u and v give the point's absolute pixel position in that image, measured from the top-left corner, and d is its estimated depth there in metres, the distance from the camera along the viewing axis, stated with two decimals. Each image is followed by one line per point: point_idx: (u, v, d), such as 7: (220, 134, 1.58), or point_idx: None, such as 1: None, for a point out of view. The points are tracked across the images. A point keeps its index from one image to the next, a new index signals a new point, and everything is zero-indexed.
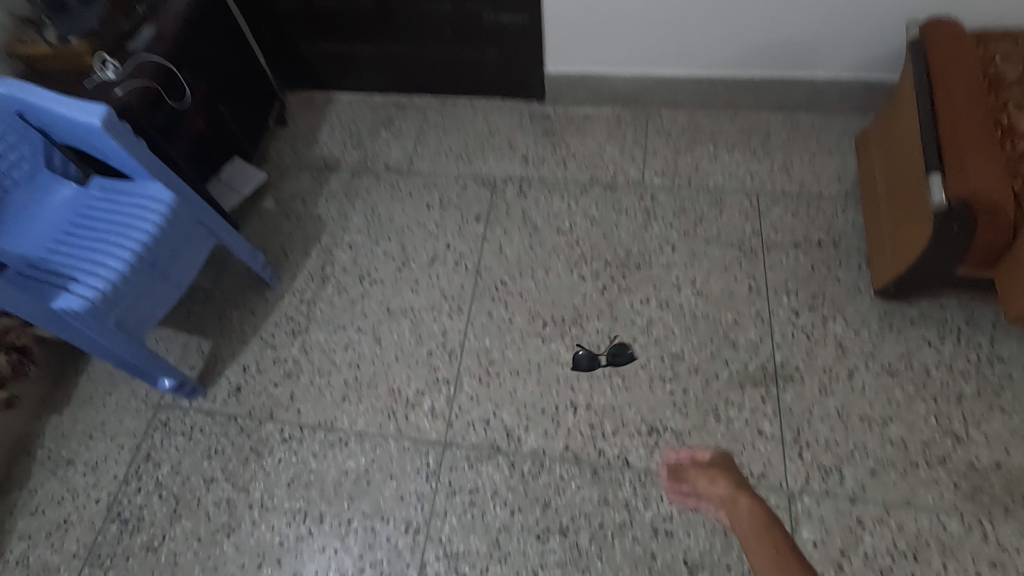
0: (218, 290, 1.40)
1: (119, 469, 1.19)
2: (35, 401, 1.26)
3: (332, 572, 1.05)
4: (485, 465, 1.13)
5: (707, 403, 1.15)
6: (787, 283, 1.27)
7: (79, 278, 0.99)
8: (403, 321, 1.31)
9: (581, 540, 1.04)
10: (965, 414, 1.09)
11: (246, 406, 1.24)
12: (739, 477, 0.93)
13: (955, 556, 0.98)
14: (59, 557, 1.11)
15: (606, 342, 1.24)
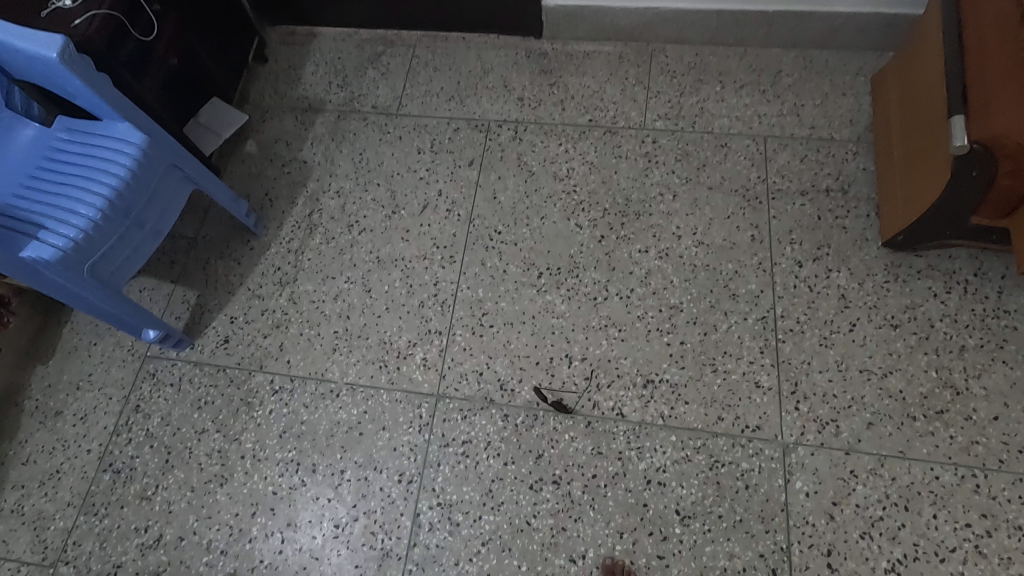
0: (201, 238, 1.34)
1: (109, 420, 1.18)
2: (19, 352, 1.23)
3: (325, 521, 1.06)
4: (478, 417, 1.11)
5: (704, 355, 1.13)
6: (792, 233, 1.22)
7: (48, 226, 0.93)
8: (393, 271, 1.27)
9: (574, 489, 1.04)
10: (966, 366, 1.07)
11: (235, 357, 1.21)
12: None
13: (947, 506, 0.98)
14: (54, 505, 1.11)
15: (603, 293, 1.20)
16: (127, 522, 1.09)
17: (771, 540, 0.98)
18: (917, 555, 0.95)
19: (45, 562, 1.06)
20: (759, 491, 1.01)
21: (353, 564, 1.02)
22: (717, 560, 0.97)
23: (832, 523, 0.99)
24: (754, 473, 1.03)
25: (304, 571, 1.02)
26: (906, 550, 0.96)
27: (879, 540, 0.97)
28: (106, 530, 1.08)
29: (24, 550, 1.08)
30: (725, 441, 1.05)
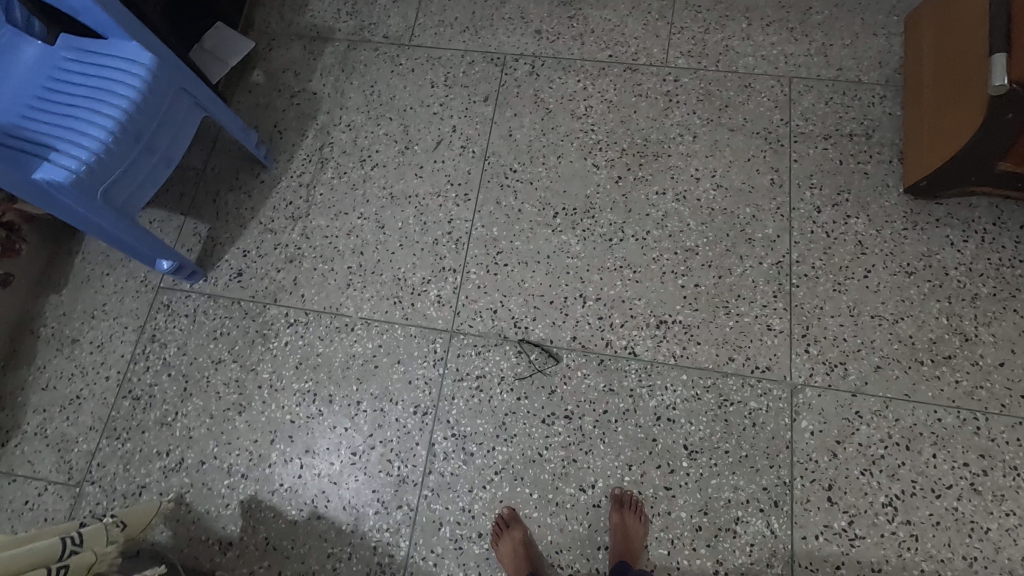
0: (210, 171, 1.32)
1: (126, 349, 1.19)
2: (31, 281, 1.22)
3: (343, 449, 1.09)
4: (493, 353, 1.13)
5: (718, 298, 1.14)
6: (812, 178, 1.20)
7: (59, 147, 0.91)
8: (407, 208, 1.26)
9: (585, 424, 1.07)
10: (977, 314, 1.08)
11: (249, 291, 1.22)
12: None
13: (946, 447, 1.01)
14: (77, 429, 1.13)
15: (619, 235, 1.20)
16: (149, 446, 1.11)
17: (775, 475, 1.02)
18: (914, 491, 0.99)
19: (70, 481, 1.10)
20: (766, 429, 1.04)
21: (370, 488, 1.06)
22: (722, 492, 1.01)
23: (834, 460, 1.02)
24: (761, 412, 1.05)
25: (322, 494, 1.06)
26: (904, 486, 1.00)
27: (879, 477, 1.00)
28: (129, 453, 1.11)
29: (50, 471, 1.11)
30: (735, 381, 1.08)
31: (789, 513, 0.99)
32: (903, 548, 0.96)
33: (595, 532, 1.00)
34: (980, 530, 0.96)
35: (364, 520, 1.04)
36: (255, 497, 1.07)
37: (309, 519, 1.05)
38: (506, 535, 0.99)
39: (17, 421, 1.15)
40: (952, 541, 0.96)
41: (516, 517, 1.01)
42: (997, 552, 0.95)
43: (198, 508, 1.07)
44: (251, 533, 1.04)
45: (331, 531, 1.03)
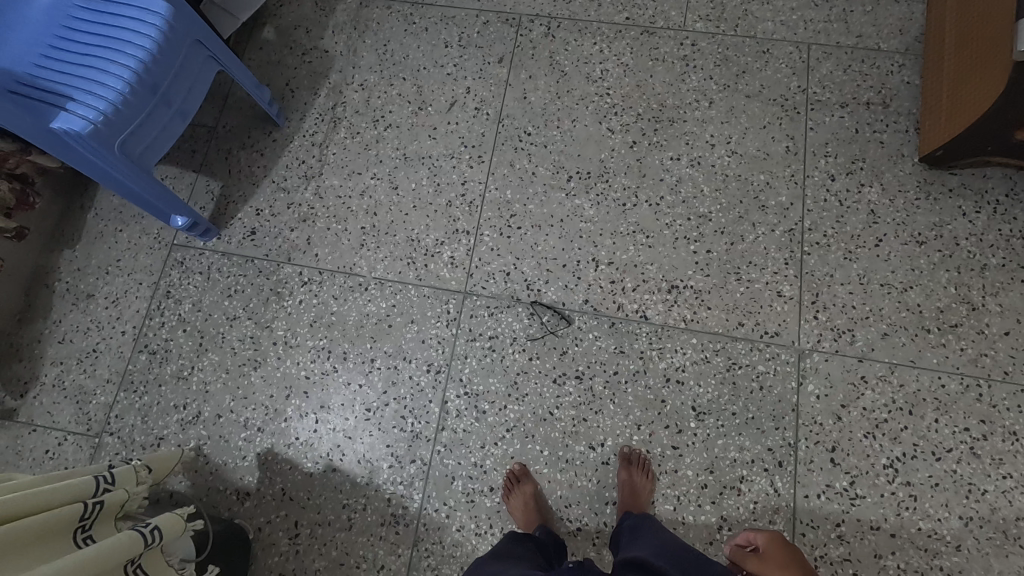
0: (222, 128, 1.31)
1: (141, 305, 1.20)
2: (45, 236, 1.23)
3: (357, 405, 1.11)
4: (505, 314, 1.14)
5: (729, 264, 1.14)
6: (827, 146, 1.20)
7: (76, 96, 0.90)
8: (420, 169, 1.25)
9: (596, 384, 1.09)
10: (985, 284, 1.09)
11: (263, 249, 1.22)
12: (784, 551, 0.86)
13: (949, 412, 1.03)
14: (94, 382, 1.15)
15: (632, 200, 1.20)
16: (166, 399, 1.13)
17: (780, 436, 1.04)
18: (915, 454, 1.02)
19: (90, 432, 1.12)
20: (773, 392, 1.06)
21: (384, 443, 1.08)
22: (728, 452, 1.04)
23: (839, 423, 1.04)
24: (769, 375, 1.07)
25: (337, 448, 1.08)
26: (905, 449, 1.02)
27: (881, 440, 1.03)
28: (147, 406, 1.13)
29: (68, 421, 1.13)
30: (744, 345, 1.09)
31: (793, 473, 1.02)
32: (902, 508, 0.99)
33: (603, 488, 1.03)
34: (977, 491, 0.99)
35: (378, 473, 1.06)
36: (272, 450, 1.09)
37: (325, 472, 1.07)
38: (518, 489, 1.01)
39: (35, 373, 1.16)
40: (950, 502, 0.99)
41: (527, 472, 1.03)
42: (993, 512, 0.98)
43: (216, 459, 1.09)
44: (268, 484, 1.07)
45: (345, 484, 1.06)
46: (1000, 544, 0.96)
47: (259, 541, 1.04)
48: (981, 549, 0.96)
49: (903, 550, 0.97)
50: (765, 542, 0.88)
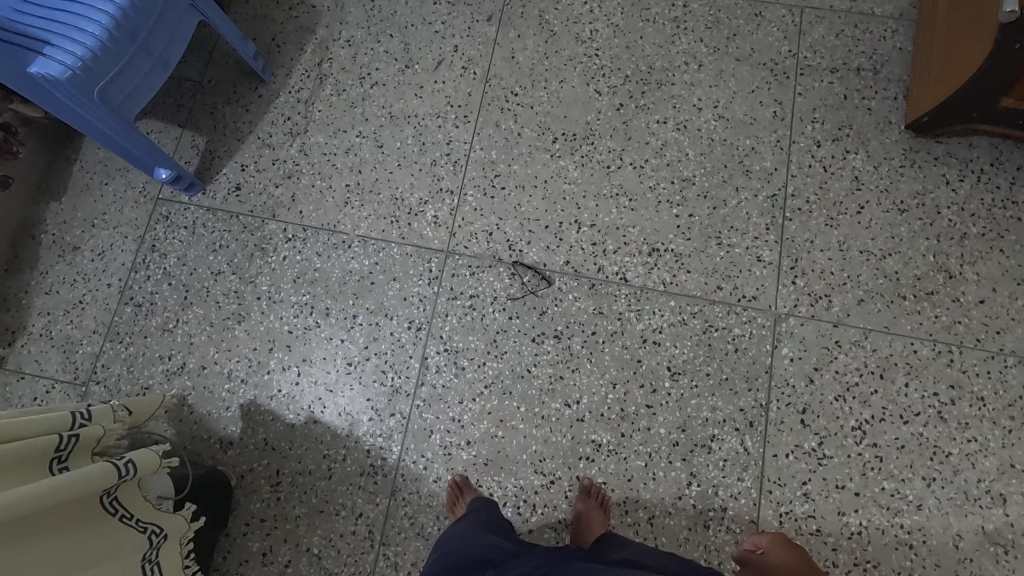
0: (207, 82, 1.30)
1: (126, 258, 1.21)
2: (31, 187, 1.23)
3: (339, 359, 1.13)
4: (487, 274, 1.15)
5: (711, 229, 1.15)
6: (815, 112, 1.20)
7: (53, 42, 0.90)
8: (406, 128, 1.25)
9: (574, 344, 1.10)
10: (964, 253, 1.10)
11: (247, 205, 1.22)
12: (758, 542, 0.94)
13: (919, 377, 1.05)
14: (81, 332, 1.17)
15: (617, 163, 1.20)
16: (151, 350, 1.15)
17: (752, 398, 1.06)
18: (883, 417, 1.04)
19: (77, 380, 1.14)
20: (747, 354, 1.08)
21: (365, 397, 1.10)
22: (700, 412, 1.06)
23: (811, 385, 1.06)
24: (744, 338, 1.09)
25: (318, 401, 1.11)
26: (874, 412, 1.04)
27: (851, 403, 1.05)
28: (132, 356, 1.15)
29: (56, 370, 1.15)
30: (721, 308, 1.10)
31: (763, 433, 1.04)
32: (867, 468, 1.02)
33: (577, 444, 1.06)
34: (941, 453, 1.01)
35: (358, 426, 1.09)
36: (254, 402, 1.11)
37: (306, 423, 1.10)
38: (461, 498, 1.01)
39: (22, 322, 1.18)
40: (914, 463, 1.01)
41: (469, 482, 1.04)
42: (955, 474, 1.00)
43: (200, 409, 1.11)
44: (251, 434, 1.10)
45: (326, 435, 1.09)
46: (960, 504, 0.99)
47: (241, 488, 1.07)
48: (941, 509, 0.99)
49: (866, 508, 1.00)
50: (770, 543, 0.93)
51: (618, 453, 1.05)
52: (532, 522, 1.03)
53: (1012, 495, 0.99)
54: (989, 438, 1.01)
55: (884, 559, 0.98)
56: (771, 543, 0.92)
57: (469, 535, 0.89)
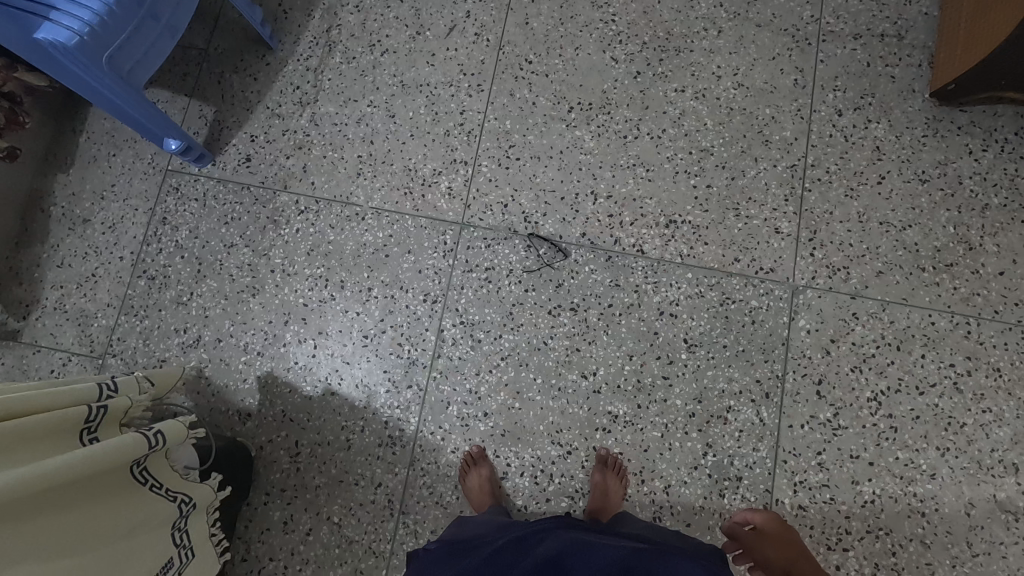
0: (213, 50, 1.27)
1: (138, 231, 1.20)
2: (37, 158, 1.21)
3: (354, 332, 1.12)
4: (502, 246, 1.14)
5: (729, 200, 1.13)
6: (837, 79, 1.17)
7: (60, 6, 0.87)
8: (418, 97, 1.22)
9: (590, 316, 1.10)
10: (985, 224, 1.09)
11: (258, 177, 1.21)
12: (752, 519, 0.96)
13: (936, 348, 1.05)
14: (95, 306, 1.16)
15: (634, 133, 1.18)
16: (166, 323, 1.15)
17: (768, 369, 1.06)
18: (899, 388, 1.04)
19: (93, 353, 1.14)
20: (764, 327, 1.08)
21: (382, 369, 1.11)
22: (717, 383, 1.06)
23: (827, 357, 1.06)
24: (761, 311, 1.09)
25: (335, 373, 1.11)
26: (890, 383, 1.05)
27: (868, 374, 1.05)
28: (148, 329, 1.15)
29: (72, 343, 1.15)
30: (739, 280, 1.10)
31: (779, 404, 1.05)
32: (881, 438, 1.03)
33: (593, 415, 1.06)
34: (956, 424, 1.02)
35: (376, 398, 1.09)
36: (271, 374, 1.12)
37: (324, 395, 1.10)
38: (473, 471, 1.03)
39: (36, 296, 1.17)
40: (929, 434, 1.02)
41: (484, 456, 1.05)
42: (969, 444, 1.01)
43: (217, 381, 1.12)
44: (269, 405, 1.10)
45: (344, 407, 1.09)
46: (973, 473, 1.00)
47: (261, 459, 1.08)
48: (955, 478, 1.00)
49: (879, 477, 1.01)
50: (763, 521, 0.94)
51: (635, 424, 1.06)
52: (549, 491, 1.04)
53: None
54: (1004, 408, 1.02)
55: (896, 527, 0.99)
56: (764, 520, 0.94)
57: (492, 525, 0.91)
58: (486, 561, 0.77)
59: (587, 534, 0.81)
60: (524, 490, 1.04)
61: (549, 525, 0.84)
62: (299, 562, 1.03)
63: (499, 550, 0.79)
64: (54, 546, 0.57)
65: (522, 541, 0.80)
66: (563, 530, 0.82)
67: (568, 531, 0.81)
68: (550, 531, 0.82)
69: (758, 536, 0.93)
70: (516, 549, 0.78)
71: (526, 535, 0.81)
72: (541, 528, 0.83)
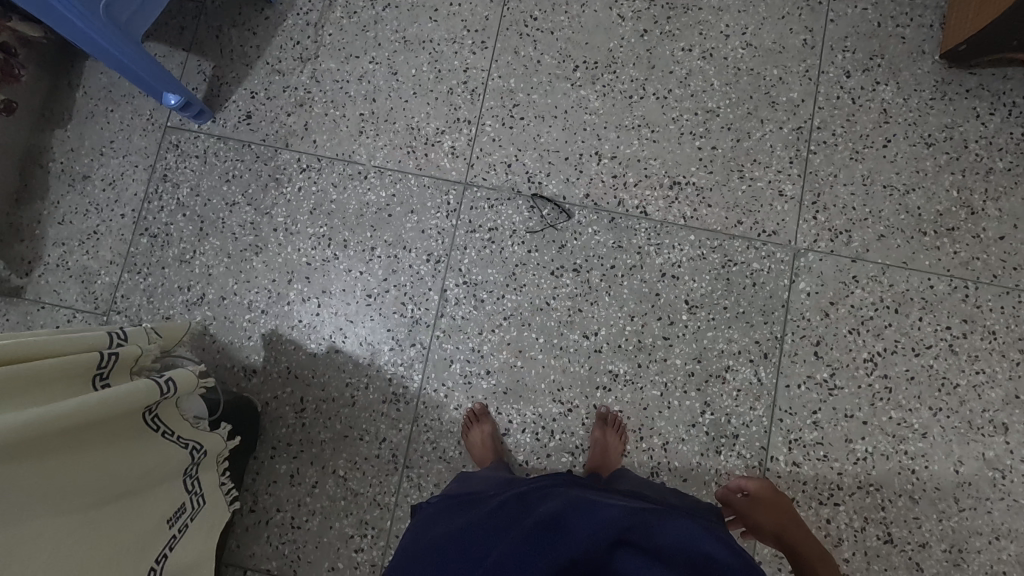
0: (210, 3, 1.24)
1: (138, 188, 1.19)
2: (34, 112, 1.20)
3: (358, 291, 1.13)
4: (505, 206, 1.14)
5: (733, 162, 1.13)
6: (846, 40, 1.15)
7: None
8: (421, 54, 1.20)
9: (593, 277, 1.11)
10: (988, 188, 1.09)
11: (259, 134, 1.19)
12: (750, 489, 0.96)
13: (933, 311, 1.06)
14: (98, 263, 1.16)
15: (639, 93, 1.16)
16: (170, 281, 1.15)
17: (767, 330, 1.08)
18: (896, 349, 1.06)
19: (98, 311, 1.14)
20: (764, 289, 1.09)
21: (385, 328, 1.12)
22: (716, 343, 1.08)
23: (826, 319, 1.08)
24: (762, 273, 1.09)
25: (339, 331, 1.12)
26: (886, 344, 1.06)
27: (865, 336, 1.07)
28: (152, 287, 1.15)
29: (76, 300, 1.15)
30: (741, 243, 1.10)
31: (777, 364, 1.07)
32: (876, 398, 1.05)
33: (594, 373, 1.08)
34: (949, 384, 1.04)
35: (380, 356, 1.11)
36: (276, 331, 1.13)
37: (328, 353, 1.11)
38: (476, 427, 1.05)
39: (37, 252, 1.17)
40: (922, 394, 1.04)
41: (487, 413, 1.07)
42: (961, 404, 1.04)
43: (222, 339, 1.13)
44: (274, 362, 1.11)
45: (348, 364, 1.11)
46: (963, 432, 1.03)
47: (267, 414, 1.10)
48: (945, 436, 1.03)
49: (873, 435, 1.04)
50: (756, 488, 0.95)
51: (634, 382, 1.07)
52: (550, 447, 1.06)
53: (1014, 424, 1.02)
54: (997, 370, 1.04)
55: (886, 482, 1.02)
56: (757, 488, 0.95)
57: (493, 482, 0.87)
58: (484, 518, 0.71)
59: (592, 492, 0.75)
60: (526, 447, 1.07)
61: (553, 483, 0.78)
62: (306, 513, 1.06)
63: (499, 507, 0.72)
64: (55, 496, 0.57)
65: (524, 497, 0.73)
66: (567, 487, 0.75)
67: (572, 489, 0.74)
68: (553, 488, 0.75)
69: (750, 503, 0.95)
70: (517, 505, 0.72)
71: (528, 492, 0.74)
72: (543, 485, 0.76)
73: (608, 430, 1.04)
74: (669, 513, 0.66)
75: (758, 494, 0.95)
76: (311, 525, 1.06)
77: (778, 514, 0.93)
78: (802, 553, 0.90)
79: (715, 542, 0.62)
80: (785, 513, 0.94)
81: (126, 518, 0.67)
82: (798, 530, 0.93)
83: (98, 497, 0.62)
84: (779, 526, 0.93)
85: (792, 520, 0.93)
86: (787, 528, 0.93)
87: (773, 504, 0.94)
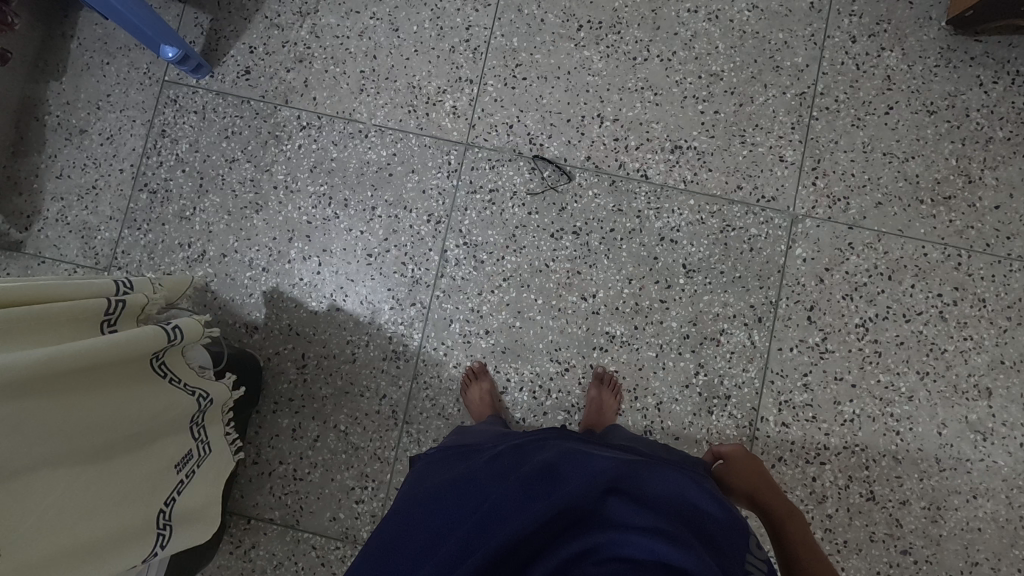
0: None
1: (137, 143, 1.18)
2: (28, 63, 1.17)
3: (359, 250, 1.14)
4: (506, 168, 1.14)
5: (735, 126, 1.13)
6: (854, 4, 1.14)
7: None
8: (422, 10, 1.18)
9: (592, 240, 1.12)
10: (987, 157, 1.10)
11: (258, 90, 1.18)
12: (733, 453, 0.96)
13: (926, 278, 1.08)
14: (97, 219, 1.16)
15: (643, 55, 1.15)
16: (170, 238, 1.15)
17: (763, 295, 1.09)
18: (887, 315, 1.08)
19: (98, 267, 1.15)
20: (762, 254, 1.10)
21: (385, 287, 1.13)
22: (712, 307, 1.09)
23: (820, 285, 1.09)
24: (760, 238, 1.10)
25: (340, 290, 1.13)
26: (878, 310, 1.08)
27: (858, 301, 1.09)
28: (152, 243, 1.15)
29: (77, 255, 1.15)
30: (740, 208, 1.11)
31: (770, 328, 1.09)
32: (865, 362, 1.07)
33: (592, 335, 1.10)
34: (937, 350, 1.07)
35: (380, 314, 1.12)
36: (277, 289, 1.13)
37: (329, 311, 1.13)
38: (475, 385, 1.07)
39: (36, 207, 1.16)
40: (910, 358, 1.07)
41: (485, 371, 1.09)
42: (947, 369, 1.06)
43: (223, 295, 1.14)
44: (275, 319, 1.13)
45: (349, 322, 1.12)
46: (948, 396, 1.06)
47: (268, 369, 1.12)
48: (931, 400, 1.06)
49: (860, 398, 1.07)
50: (733, 452, 0.96)
51: (631, 344, 1.09)
52: (547, 405, 1.09)
53: (997, 389, 1.05)
54: (985, 336, 1.07)
55: (871, 443, 1.06)
56: (734, 451, 0.96)
57: (489, 434, 0.87)
58: (481, 465, 0.70)
59: (586, 445, 0.75)
60: (523, 405, 1.09)
61: (547, 435, 0.77)
62: (308, 465, 1.09)
63: (494, 456, 0.72)
64: (59, 433, 0.57)
65: (520, 446, 0.72)
66: (563, 439, 0.75)
67: (567, 441, 0.74)
68: (548, 439, 0.74)
69: (729, 464, 0.94)
70: (512, 454, 0.71)
71: (524, 443, 0.73)
72: (539, 437, 0.76)
73: (604, 391, 1.06)
74: (663, 468, 0.66)
75: (737, 456, 0.95)
76: (313, 478, 1.09)
77: (755, 475, 0.91)
78: (773, 509, 0.85)
79: (706, 499, 0.63)
80: (760, 476, 0.91)
81: (127, 461, 0.68)
82: (776, 495, 0.88)
83: (106, 441, 0.64)
84: (754, 489, 0.88)
85: (773, 489, 0.89)
86: (761, 488, 0.89)
87: (754, 466, 0.92)
